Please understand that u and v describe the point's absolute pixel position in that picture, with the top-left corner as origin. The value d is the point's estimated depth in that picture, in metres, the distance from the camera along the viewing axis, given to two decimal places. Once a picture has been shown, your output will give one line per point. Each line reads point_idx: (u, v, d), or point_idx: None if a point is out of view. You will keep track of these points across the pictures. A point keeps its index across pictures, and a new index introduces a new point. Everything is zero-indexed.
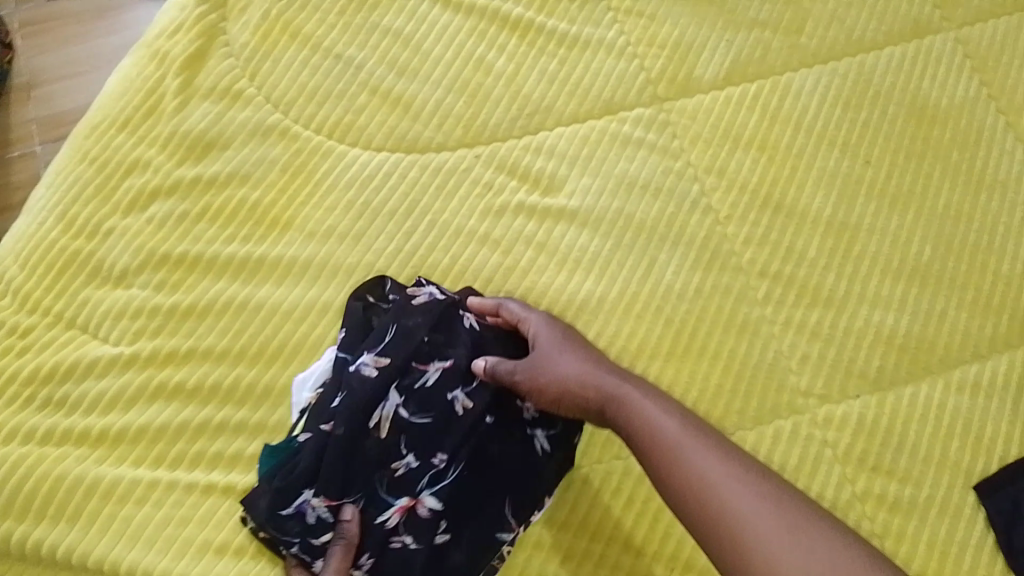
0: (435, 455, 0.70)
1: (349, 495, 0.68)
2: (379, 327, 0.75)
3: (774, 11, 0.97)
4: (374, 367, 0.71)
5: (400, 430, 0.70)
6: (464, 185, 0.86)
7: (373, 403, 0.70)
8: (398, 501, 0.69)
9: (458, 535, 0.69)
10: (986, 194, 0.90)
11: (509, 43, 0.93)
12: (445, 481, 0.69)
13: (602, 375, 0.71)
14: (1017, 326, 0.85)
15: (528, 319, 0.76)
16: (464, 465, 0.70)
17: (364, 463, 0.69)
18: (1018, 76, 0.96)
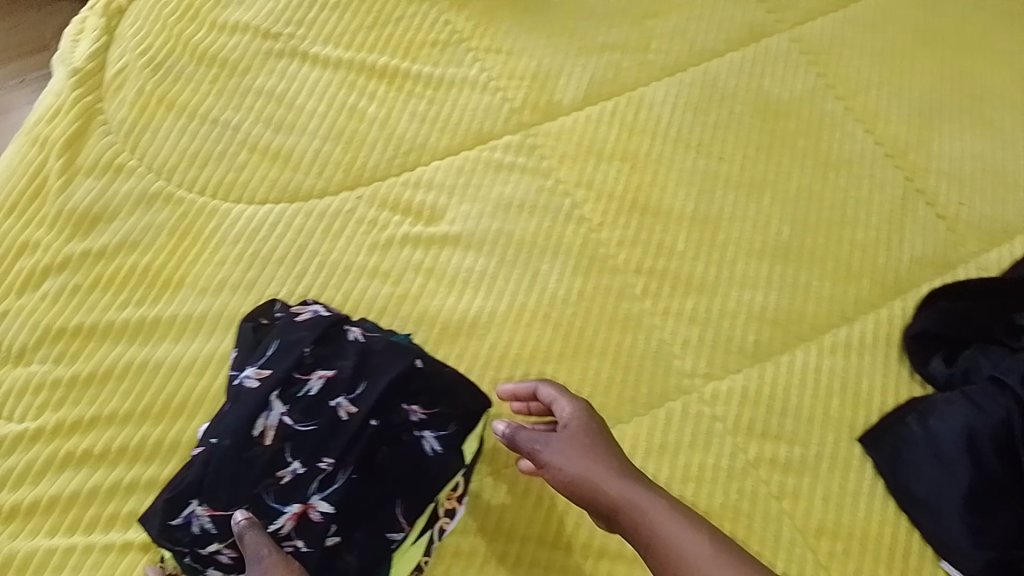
0: (322, 460, 0.66)
1: (237, 505, 0.65)
2: (266, 343, 0.72)
3: (621, 34, 1.05)
4: (257, 379, 0.69)
5: (284, 438, 0.66)
6: (350, 225, 0.90)
7: (255, 412, 0.67)
8: (289, 508, 0.65)
9: (350, 537, 0.65)
10: (835, 173, 0.98)
11: (378, 90, 0.99)
12: (334, 486, 0.66)
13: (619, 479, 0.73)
14: (877, 287, 0.92)
15: (559, 402, 0.78)
16: (353, 469, 0.66)
17: (250, 472, 0.65)
18: (848, 65, 1.05)
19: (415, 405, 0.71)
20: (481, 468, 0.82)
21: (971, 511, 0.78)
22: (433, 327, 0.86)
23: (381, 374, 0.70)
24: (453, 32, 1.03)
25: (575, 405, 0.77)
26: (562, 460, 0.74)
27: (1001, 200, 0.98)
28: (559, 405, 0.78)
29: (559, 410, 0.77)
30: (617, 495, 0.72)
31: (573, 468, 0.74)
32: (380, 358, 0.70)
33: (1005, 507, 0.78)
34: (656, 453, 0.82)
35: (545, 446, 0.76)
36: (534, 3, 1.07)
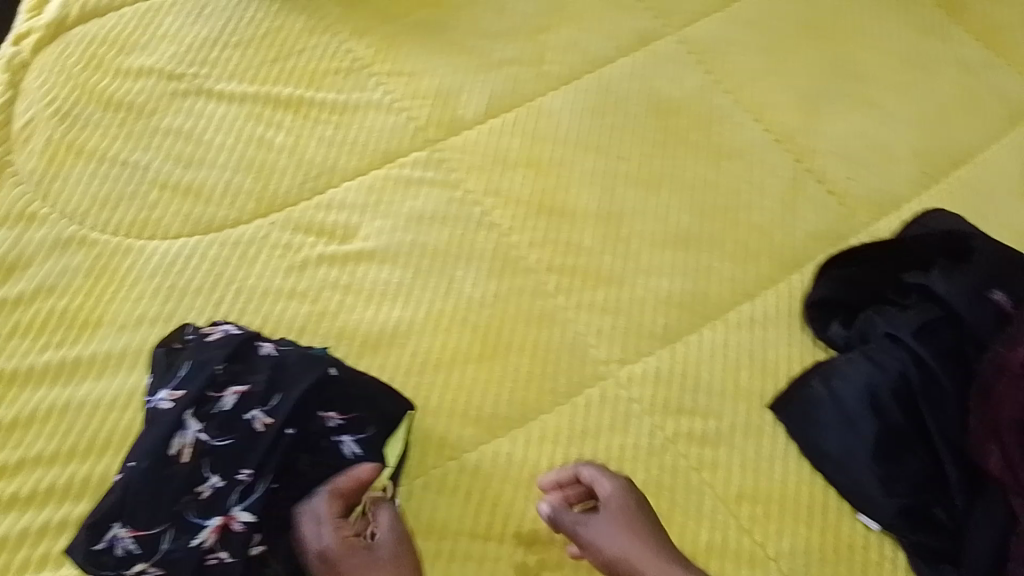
0: (241, 471, 0.68)
1: (158, 524, 0.66)
2: (179, 365, 0.74)
3: (518, 48, 1.09)
4: (171, 400, 0.71)
5: (202, 455, 0.68)
6: (265, 251, 0.92)
7: (171, 432, 0.68)
8: (211, 521, 0.66)
9: (274, 544, 0.68)
10: (727, 162, 1.03)
11: (286, 120, 1.01)
12: (255, 495, 0.68)
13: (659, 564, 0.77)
14: (776, 264, 0.97)
15: (601, 481, 0.81)
16: (272, 477, 0.69)
17: (169, 490, 0.67)
18: (733, 60, 1.11)
19: (332, 411, 0.73)
20: (410, 471, 0.84)
21: (878, 463, 0.83)
22: (352, 341, 0.88)
23: (295, 384, 0.72)
24: (355, 58, 1.06)
25: (615, 483, 0.81)
26: (604, 541, 0.79)
27: (886, 172, 1.04)
28: (600, 484, 0.81)
29: (600, 489, 0.81)
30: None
31: (615, 549, 0.78)
32: (292, 369, 0.72)
33: (909, 454, 0.83)
34: (578, 438, 0.86)
35: (588, 526, 0.80)
36: (432, 24, 1.11)
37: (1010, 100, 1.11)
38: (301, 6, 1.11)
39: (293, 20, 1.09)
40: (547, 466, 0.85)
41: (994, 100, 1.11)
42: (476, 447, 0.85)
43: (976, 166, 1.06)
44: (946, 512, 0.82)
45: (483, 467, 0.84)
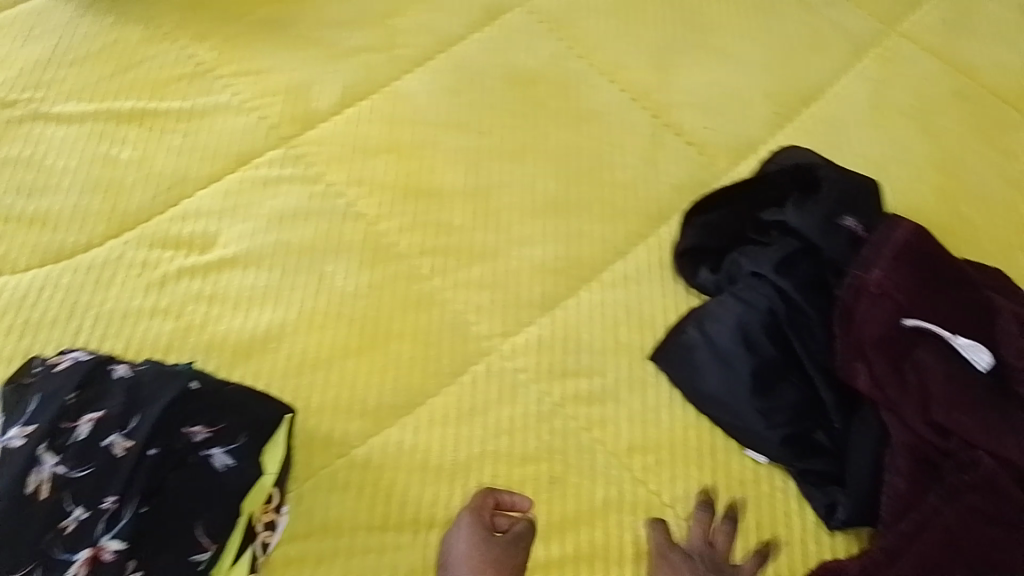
0: (104, 499, 0.66)
1: (23, 565, 0.64)
2: (29, 400, 0.72)
3: (366, 35, 1.08)
4: (22, 437, 0.68)
5: (61, 488, 0.66)
6: (121, 271, 0.89)
7: (26, 469, 0.66)
8: (79, 555, 0.64)
9: (152, 568, 0.65)
10: (588, 125, 1.04)
11: (131, 134, 0.98)
12: (123, 521, 0.66)
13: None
14: (644, 219, 0.99)
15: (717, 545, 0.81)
16: (140, 500, 0.67)
17: (30, 529, 0.65)
18: (583, 24, 1.11)
19: (197, 426, 0.71)
20: (299, 474, 0.82)
21: (758, 397, 0.85)
22: (223, 348, 0.86)
23: (152, 403, 0.70)
24: (198, 63, 1.03)
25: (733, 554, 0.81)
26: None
27: (742, 117, 1.06)
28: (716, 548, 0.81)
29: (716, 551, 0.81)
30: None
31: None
32: (147, 387, 0.71)
33: (786, 384, 0.85)
34: (466, 417, 0.86)
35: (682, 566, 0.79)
36: (275, 20, 1.08)
37: (851, 34, 1.15)
38: (134, 14, 1.06)
39: (128, 30, 1.05)
40: (440, 450, 0.84)
41: (836, 35, 1.14)
42: (364, 441, 0.84)
43: (824, 102, 1.09)
44: (827, 436, 0.84)
45: (373, 459, 0.83)
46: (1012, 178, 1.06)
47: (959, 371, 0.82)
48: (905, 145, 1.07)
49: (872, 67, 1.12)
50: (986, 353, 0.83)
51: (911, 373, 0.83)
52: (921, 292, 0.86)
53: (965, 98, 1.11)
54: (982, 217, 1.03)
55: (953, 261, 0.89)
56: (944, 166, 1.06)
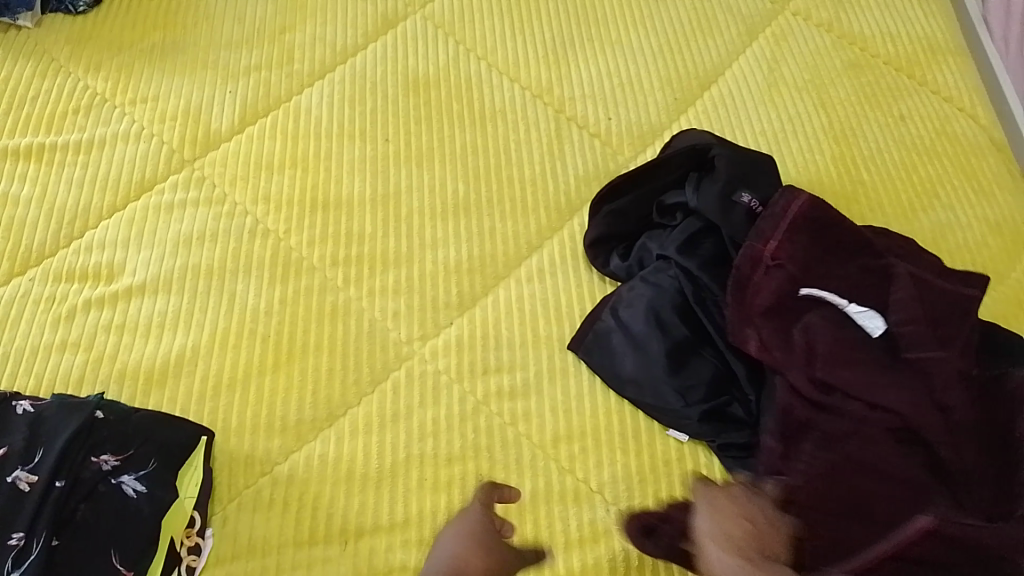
0: (11, 536, 0.65)
1: None
2: None
3: (263, 54, 1.08)
4: None
5: None
6: (27, 309, 0.88)
7: None
8: None
9: None
10: (491, 124, 1.05)
11: (28, 171, 0.96)
12: (31, 556, 0.64)
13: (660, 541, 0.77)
14: (554, 212, 1.00)
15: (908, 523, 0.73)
16: (48, 533, 0.65)
17: None
18: (479, 26, 1.13)
19: (105, 455, 0.71)
20: (221, 497, 0.80)
21: (673, 375, 0.86)
22: (136, 377, 0.85)
23: (56, 436, 0.70)
24: (93, 95, 1.03)
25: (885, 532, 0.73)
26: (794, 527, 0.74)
27: (641, 104, 1.08)
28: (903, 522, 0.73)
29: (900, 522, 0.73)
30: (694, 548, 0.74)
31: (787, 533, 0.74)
32: (50, 422, 0.71)
33: (699, 362, 0.87)
34: (389, 422, 0.85)
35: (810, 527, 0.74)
36: (170, 47, 1.08)
37: (743, 15, 1.18)
38: (24, 51, 1.05)
39: (19, 68, 1.03)
40: (363, 459, 0.83)
41: (729, 18, 1.17)
42: (287, 457, 0.82)
43: (723, 83, 1.11)
44: (744, 408, 0.86)
45: (297, 474, 0.82)
46: (906, 144, 1.08)
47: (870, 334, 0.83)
48: (801, 119, 1.09)
49: (766, 46, 1.15)
50: (879, 321, 0.83)
51: (799, 335, 0.83)
52: (818, 263, 0.87)
53: (857, 69, 1.14)
54: (880, 181, 1.05)
55: (854, 229, 0.89)
56: (842, 136, 1.08)
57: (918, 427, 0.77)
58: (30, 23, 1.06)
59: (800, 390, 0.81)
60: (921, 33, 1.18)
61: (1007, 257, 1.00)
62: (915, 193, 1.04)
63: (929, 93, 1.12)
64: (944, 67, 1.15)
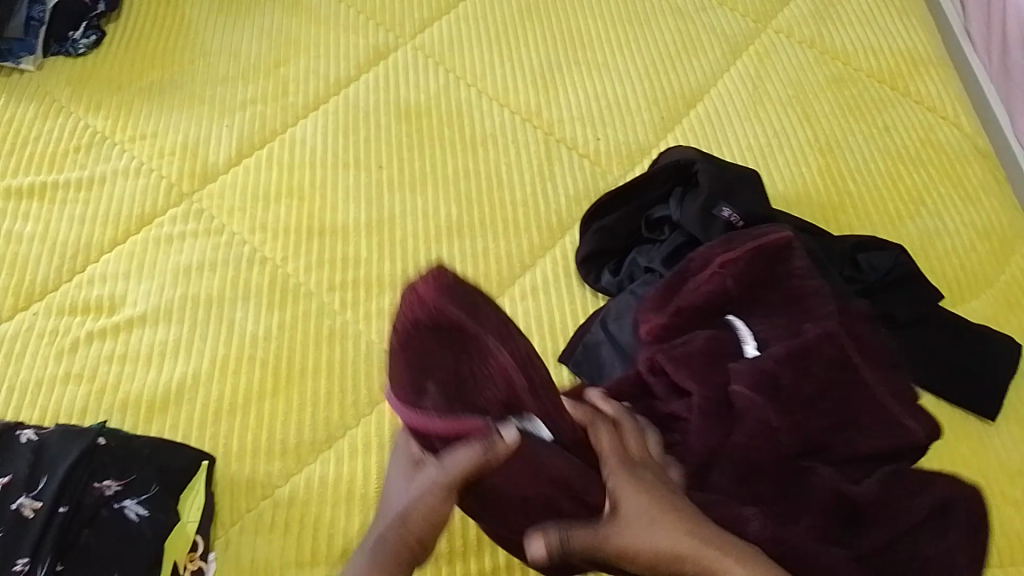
0: (16, 562, 0.65)
1: None
2: None
3: (258, 88, 1.11)
4: None
5: None
6: (31, 342, 0.90)
7: None
8: None
9: None
10: (482, 148, 1.07)
11: (31, 208, 0.99)
12: None
13: (402, 348, 0.64)
14: (545, 231, 1.01)
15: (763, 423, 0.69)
16: (53, 558, 0.66)
17: None
18: (468, 54, 1.16)
19: (106, 480, 0.72)
20: (223, 521, 0.81)
21: None
22: (138, 406, 0.86)
23: (59, 462, 0.71)
24: (94, 133, 1.05)
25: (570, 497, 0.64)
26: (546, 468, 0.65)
27: (629, 124, 1.11)
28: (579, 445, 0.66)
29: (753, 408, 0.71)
30: (633, 537, 0.59)
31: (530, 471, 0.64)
32: (52, 450, 0.72)
33: None
34: (388, 442, 0.86)
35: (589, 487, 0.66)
36: (167, 84, 1.11)
37: (726, 35, 1.20)
38: (27, 93, 1.08)
39: (22, 109, 1.07)
40: (363, 480, 0.84)
41: (713, 37, 1.20)
42: (287, 480, 0.83)
43: (709, 101, 1.13)
44: None
45: (298, 496, 0.83)
46: (891, 154, 1.09)
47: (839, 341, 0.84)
48: (786, 134, 1.11)
49: (749, 63, 1.17)
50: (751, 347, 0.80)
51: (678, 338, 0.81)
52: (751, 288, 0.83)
53: (841, 83, 1.16)
54: (866, 190, 1.06)
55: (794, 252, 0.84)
56: (827, 149, 1.10)
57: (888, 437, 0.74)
58: (32, 67, 1.10)
59: (655, 388, 0.79)
60: (902, 44, 1.20)
61: (994, 262, 1.01)
62: (902, 202, 1.05)
63: (913, 103, 1.14)
64: (926, 78, 1.16)
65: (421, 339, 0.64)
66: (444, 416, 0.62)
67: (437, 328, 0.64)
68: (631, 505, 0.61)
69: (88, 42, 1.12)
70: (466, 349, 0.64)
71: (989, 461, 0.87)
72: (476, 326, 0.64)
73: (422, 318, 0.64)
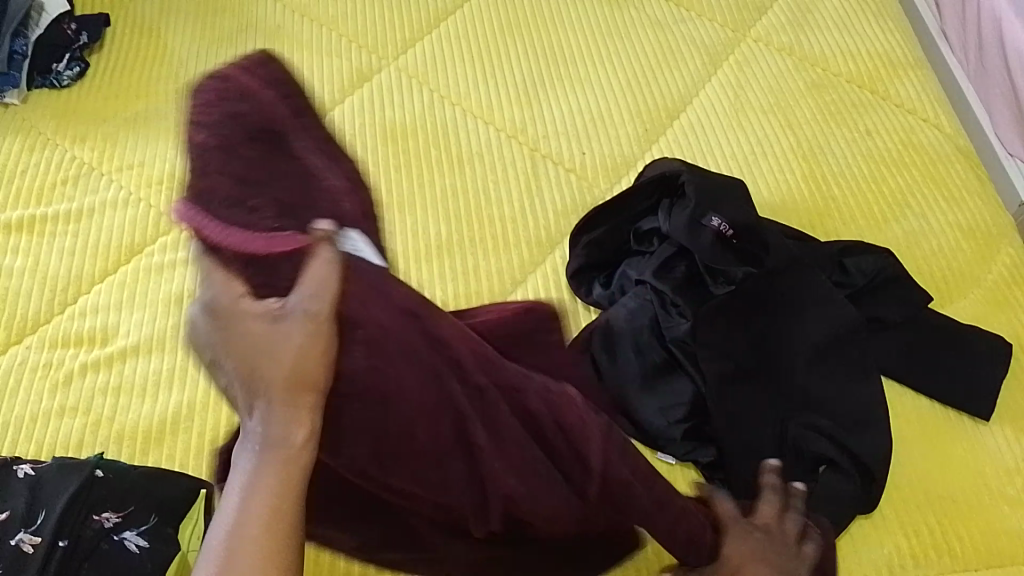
0: None
1: None
2: None
3: None
4: None
5: None
6: (24, 376, 0.89)
7: None
8: None
9: None
10: (469, 166, 1.08)
11: (21, 242, 0.99)
12: None
13: (224, 122, 0.57)
14: (534, 247, 1.02)
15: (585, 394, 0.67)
16: None
17: None
18: (451, 74, 1.16)
19: (105, 512, 0.72)
20: None
21: (652, 397, 0.88)
22: (134, 436, 0.86)
23: (57, 497, 0.71)
24: (80, 164, 1.06)
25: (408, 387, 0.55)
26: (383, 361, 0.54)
27: (613, 137, 1.11)
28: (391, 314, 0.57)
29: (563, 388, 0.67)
30: None
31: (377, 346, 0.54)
32: (50, 484, 0.72)
33: (679, 383, 0.89)
34: None
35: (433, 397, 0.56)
36: (152, 113, 1.11)
37: (705, 45, 1.21)
38: (12, 127, 1.08)
39: (8, 144, 1.07)
40: None
41: (692, 48, 1.21)
42: None
43: (691, 111, 1.14)
44: None
45: None
46: (873, 157, 1.10)
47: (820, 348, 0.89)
48: (768, 141, 1.12)
49: (729, 73, 1.18)
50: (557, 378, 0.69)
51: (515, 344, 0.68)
52: None
53: (820, 89, 1.17)
54: (850, 194, 1.07)
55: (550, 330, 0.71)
56: (809, 154, 1.11)
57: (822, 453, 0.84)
58: (17, 100, 1.10)
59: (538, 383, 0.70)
60: (879, 48, 1.21)
61: (980, 261, 1.02)
62: (886, 204, 1.06)
63: (892, 106, 1.15)
64: (904, 81, 1.18)
65: (236, 115, 0.57)
66: (265, 233, 0.53)
67: (263, 117, 0.58)
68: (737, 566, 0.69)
69: (71, 74, 1.13)
70: (284, 151, 0.58)
71: (984, 458, 0.88)
72: (291, 127, 0.59)
73: (249, 101, 0.58)
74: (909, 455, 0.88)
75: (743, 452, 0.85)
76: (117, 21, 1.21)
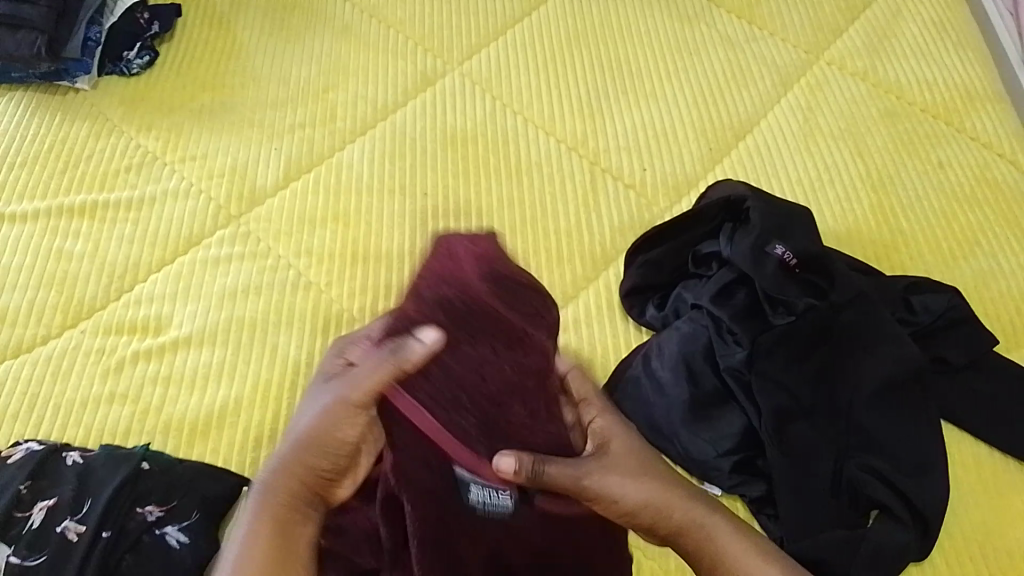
0: None
1: None
2: None
3: (307, 112, 1.12)
4: None
5: None
6: (77, 361, 0.90)
7: None
8: None
9: None
10: (527, 177, 1.07)
11: (82, 227, 1.00)
12: None
13: (453, 268, 0.67)
14: (589, 262, 1.00)
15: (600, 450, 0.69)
16: None
17: None
18: (515, 82, 1.15)
19: (149, 505, 0.72)
20: None
21: (702, 426, 0.86)
22: (181, 428, 0.87)
23: (103, 486, 0.72)
24: (145, 153, 1.07)
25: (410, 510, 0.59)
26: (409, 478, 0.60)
27: (676, 155, 1.09)
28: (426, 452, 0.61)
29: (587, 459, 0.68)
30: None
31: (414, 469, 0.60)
32: (98, 473, 0.73)
33: (730, 414, 0.87)
34: None
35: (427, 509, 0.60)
36: (218, 106, 1.12)
37: (776, 66, 1.19)
38: (81, 113, 1.10)
39: (75, 128, 1.08)
40: None
41: (763, 69, 1.18)
42: None
43: (758, 134, 1.12)
44: None
45: None
46: (945, 191, 1.07)
47: (881, 390, 0.86)
48: (838, 168, 1.09)
49: (801, 95, 1.16)
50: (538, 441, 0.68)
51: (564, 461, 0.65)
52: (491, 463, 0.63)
53: (894, 117, 1.14)
54: (920, 228, 1.04)
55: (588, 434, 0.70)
56: (879, 185, 1.07)
57: (874, 496, 0.81)
58: (87, 86, 1.12)
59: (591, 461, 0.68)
60: (958, 78, 1.17)
61: None
62: (956, 242, 1.02)
63: (968, 139, 1.11)
64: (983, 113, 1.14)
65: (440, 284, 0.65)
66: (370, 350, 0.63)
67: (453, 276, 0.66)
68: (628, 482, 0.67)
69: (141, 62, 1.14)
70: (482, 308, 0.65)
71: None
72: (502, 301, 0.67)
73: (461, 278, 0.66)
74: (967, 505, 0.85)
75: (794, 489, 0.82)
76: (189, 12, 1.22)
